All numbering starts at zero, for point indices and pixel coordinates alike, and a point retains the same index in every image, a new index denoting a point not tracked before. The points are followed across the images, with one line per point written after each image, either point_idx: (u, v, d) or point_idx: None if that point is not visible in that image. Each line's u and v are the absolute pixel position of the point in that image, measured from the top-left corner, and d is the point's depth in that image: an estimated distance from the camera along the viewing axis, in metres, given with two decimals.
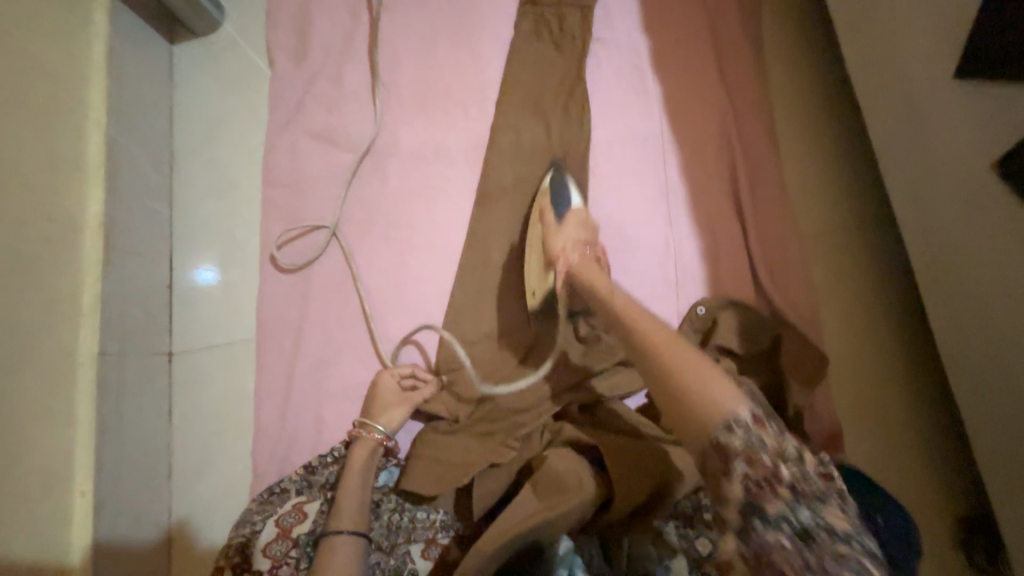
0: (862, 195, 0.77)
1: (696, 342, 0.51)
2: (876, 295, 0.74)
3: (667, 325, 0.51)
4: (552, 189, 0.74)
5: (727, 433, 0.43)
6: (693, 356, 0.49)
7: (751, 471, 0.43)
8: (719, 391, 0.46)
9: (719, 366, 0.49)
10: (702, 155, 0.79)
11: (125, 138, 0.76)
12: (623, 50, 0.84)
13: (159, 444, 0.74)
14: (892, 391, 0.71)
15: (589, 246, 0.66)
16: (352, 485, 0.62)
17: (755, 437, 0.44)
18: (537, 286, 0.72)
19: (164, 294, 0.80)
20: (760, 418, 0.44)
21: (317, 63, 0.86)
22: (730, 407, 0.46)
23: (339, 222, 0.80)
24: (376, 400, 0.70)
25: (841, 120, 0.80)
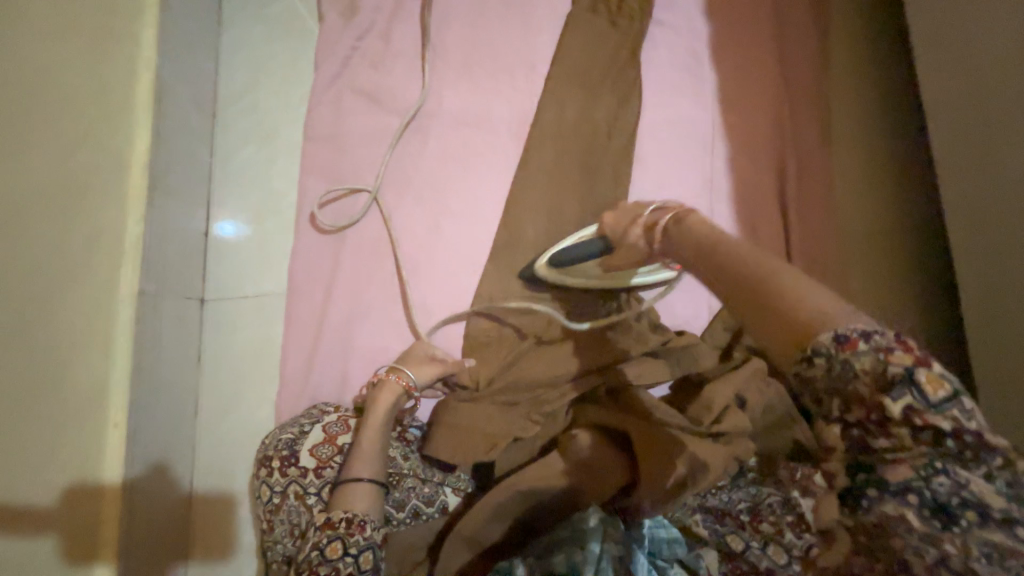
0: (912, 218, 0.75)
1: (871, 377, 0.35)
2: (909, 322, 0.73)
3: (814, 355, 0.36)
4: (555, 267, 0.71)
5: (804, 364, 0.36)
6: (858, 404, 0.36)
7: (848, 415, 0.37)
8: (903, 457, 0.35)
9: (911, 408, 0.34)
10: (752, 150, 0.78)
11: (172, 78, 0.75)
12: (681, 33, 0.82)
13: (188, 383, 0.76)
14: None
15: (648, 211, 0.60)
16: (373, 425, 0.64)
17: (844, 366, 0.35)
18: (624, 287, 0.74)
19: (200, 238, 0.81)
20: (865, 361, 0.35)
21: (367, 19, 0.85)
22: (914, 488, 0.36)
23: (379, 185, 0.80)
24: (409, 355, 0.72)
25: (900, 136, 0.76)
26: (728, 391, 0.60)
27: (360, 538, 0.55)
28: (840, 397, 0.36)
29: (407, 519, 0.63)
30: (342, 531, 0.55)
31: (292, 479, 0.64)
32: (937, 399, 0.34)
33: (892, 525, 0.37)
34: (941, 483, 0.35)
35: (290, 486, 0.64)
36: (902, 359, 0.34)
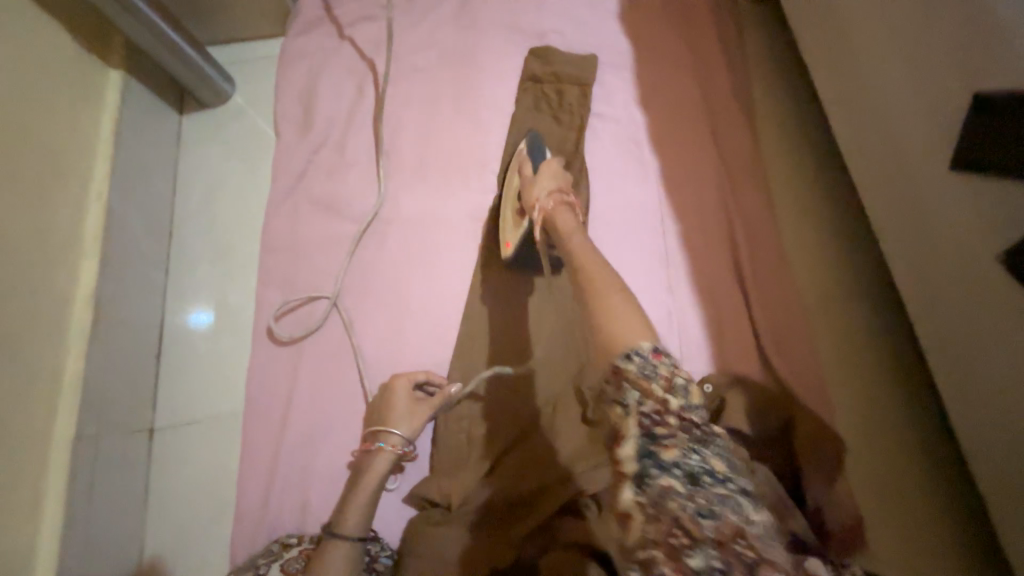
0: (871, 282, 0.76)
1: (664, 376, 0.44)
2: (888, 384, 0.71)
3: (632, 353, 0.44)
4: (527, 148, 0.78)
5: (625, 361, 0.44)
6: (653, 394, 0.43)
7: (643, 405, 0.43)
8: (673, 442, 0.43)
9: (680, 405, 0.44)
10: (701, 226, 0.80)
11: (125, 207, 0.76)
12: (620, 122, 0.87)
13: (130, 527, 0.69)
14: (921, 494, 0.66)
15: (562, 191, 0.66)
16: (360, 495, 0.59)
17: (650, 368, 0.44)
18: (511, 236, 0.74)
19: (151, 362, 0.77)
20: (659, 366, 0.44)
21: (322, 132, 0.88)
22: (678, 466, 0.42)
23: (339, 291, 0.79)
24: (391, 407, 0.66)
25: (841, 208, 0.80)
26: None
27: None
28: (635, 386, 0.44)
29: None
30: None
31: None
32: (693, 402, 0.45)
33: (670, 497, 0.41)
34: (693, 457, 0.43)
35: None
36: (683, 374, 0.45)
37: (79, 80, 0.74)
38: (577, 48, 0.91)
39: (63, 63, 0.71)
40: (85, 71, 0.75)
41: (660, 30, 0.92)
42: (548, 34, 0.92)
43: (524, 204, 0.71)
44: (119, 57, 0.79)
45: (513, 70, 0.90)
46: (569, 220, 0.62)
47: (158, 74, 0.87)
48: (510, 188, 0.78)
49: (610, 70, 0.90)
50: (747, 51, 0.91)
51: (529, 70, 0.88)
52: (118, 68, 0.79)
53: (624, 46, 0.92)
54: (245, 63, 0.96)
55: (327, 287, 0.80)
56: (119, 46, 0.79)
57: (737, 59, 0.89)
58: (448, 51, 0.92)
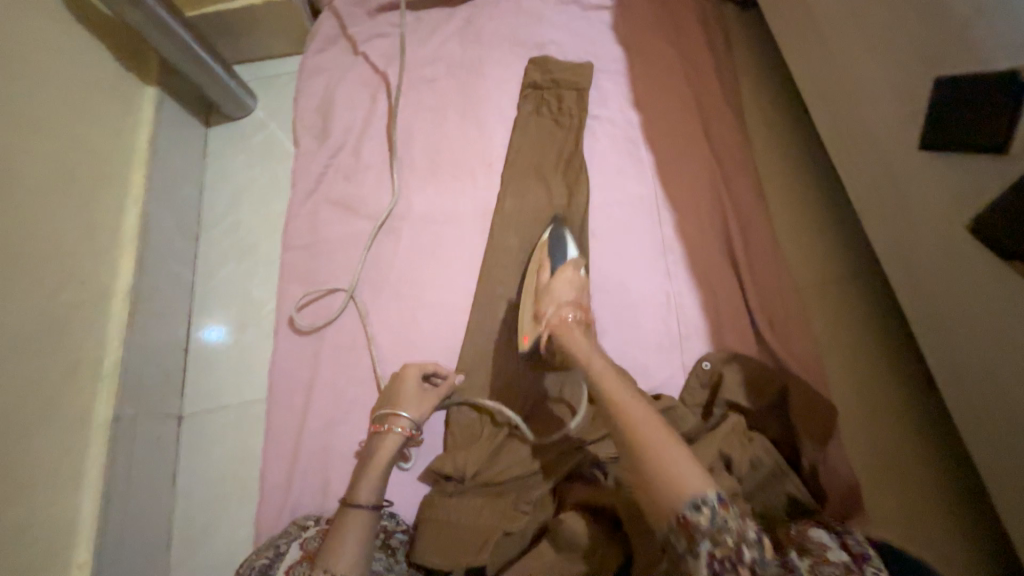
0: (858, 266, 0.80)
1: (734, 529, 0.44)
2: (877, 361, 0.74)
3: (703, 502, 0.44)
4: (550, 242, 0.78)
5: (694, 510, 0.44)
6: (724, 545, 0.43)
7: (715, 549, 0.43)
8: (732, 525, 0.44)
9: (753, 556, 0.43)
10: (695, 217, 0.85)
11: (159, 209, 0.82)
12: (615, 123, 0.93)
13: (160, 509, 0.72)
14: (913, 463, 0.69)
15: (575, 307, 0.66)
16: (372, 469, 0.63)
17: (722, 517, 0.44)
18: (529, 331, 0.71)
19: (181, 354, 0.82)
20: (721, 518, 0.44)
21: (338, 139, 0.95)
22: (739, 549, 0.43)
23: (356, 285, 0.84)
24: (401, 392, 0.71)
25: (826, 197, 0.85)
26: (709, 456, 0.61)
27: None
28: (706, 537, 0.44)
29: None
30: None
31: None
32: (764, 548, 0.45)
33: None
34: None
35: None
36: (753, 526, 0.45)
37: (121, 95, 0.81)
38: (574, 57, 0.98)
39: (108, 79, 0.79)
40: (126, 87, 0.82)
41: (651, 40, 0.99)
42: (546, 45, 0.99)
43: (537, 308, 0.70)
44: (154, 75, 0.87)
45: (515, 78, 0.97)
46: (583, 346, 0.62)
47: (188, 90, 0.94)
48: (528, 277, 0.77)
49: (605, 76, 0.97)
50: (733, 56, 0.97)
51: (530, 77, 0.95)
52: (153, 84, 0.86)
53: (617, 55, 0.98)
54: (267, 80, 1.03)
55: (345, 281, 0.85)
56: (156, 65, 0.87)
57: (723, 64, 0.96)
58: (454, 64, 0.99)
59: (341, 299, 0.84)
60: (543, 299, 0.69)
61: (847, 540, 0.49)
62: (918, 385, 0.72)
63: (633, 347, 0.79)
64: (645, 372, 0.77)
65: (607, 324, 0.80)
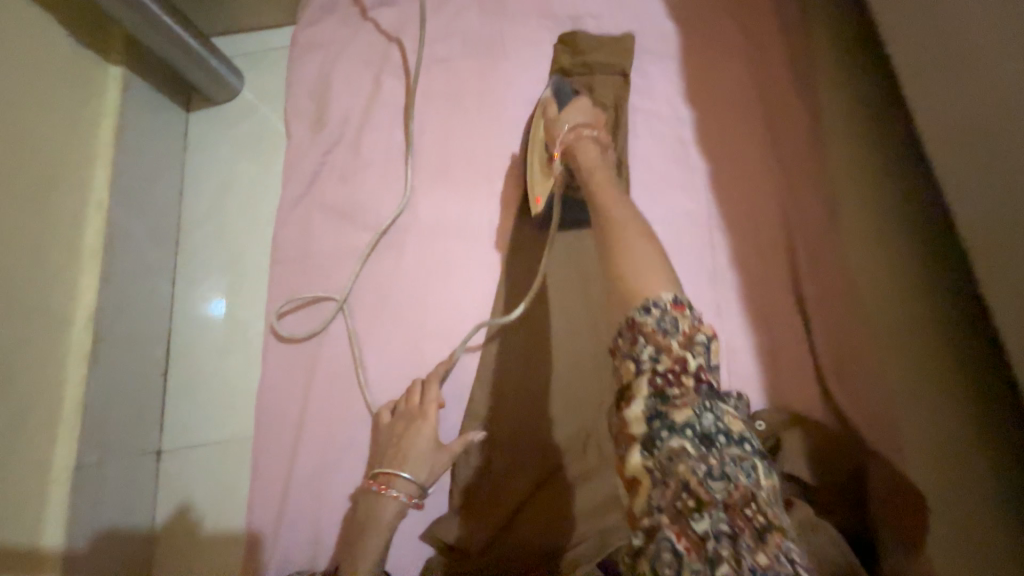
0: (953, 312, 0.66)
1: (682, 331, 0.40)
2: (969, 430, 0.62)
3: (651, 304, 0.41)
4: (553, 94, 0.73)
5: (644, 313, 0.40)
6: (667, 350, 0.39)
7: (657, 377, 0.39)
8: (684, 400, 0.38)
9: (708, 409, 0.37)
10: (755, 240, 0.71)
11: (127, 214, 0.71)
12: (662, 119, 0.78)
13: (136, 555, 0.66)
14: (1011, 558, 0.57)
15: (586, 126, 0.64)
16: (369, 546, 0.55)
17: (671, 319, 0.40)
18: (544, 192, 0.68)
19: (158, 379, 0.73)
20: (710, 420, 0.37)
21: (335, 130, 0.82)
22: (691, 427, 0.37)
23: (348, 296, 0.73)
24: (410, 445, 0.60)
25: (920, 225, 0.70)
26: None
27: None
28: (649, 341, 0.40)
29: None
30: None
31: None
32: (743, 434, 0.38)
33: (680, 462, 0.36)
34: (709, 416, 0.37)
35: None
36: (704, 330, 0.41)
37: (77, 79, 0.68)
38: (615, 33, 0.81)
39: (59, 59, 0.66)
40: (84, 68, 0.69)
41: (710, 13, 0.81)
42: (582, 19, 0.82)
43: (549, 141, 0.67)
44: (118, 52, 0.73)
45: (543, 60, 0.81)
46: (590, 155, 0.60)
47: (162, 69, 0.81)
48: (535, 132, 0.72)
49: (652, 59, 0.80)
50: (810, 32, 0.79)
51: (560, 59, 0.79)
52: (118, 63, 0.73)
53: (668, 31, 0.82)
54: (254, 55, 0.89)
55: (338, 289, 0.75)
56: (120, 41, 0.74)
57: (799, 46, 0.79)
58: (471, 40, 0.84)
59: (332, 307, 0.74)
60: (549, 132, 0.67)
61: None
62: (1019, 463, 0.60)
63: None
64: None
65: None
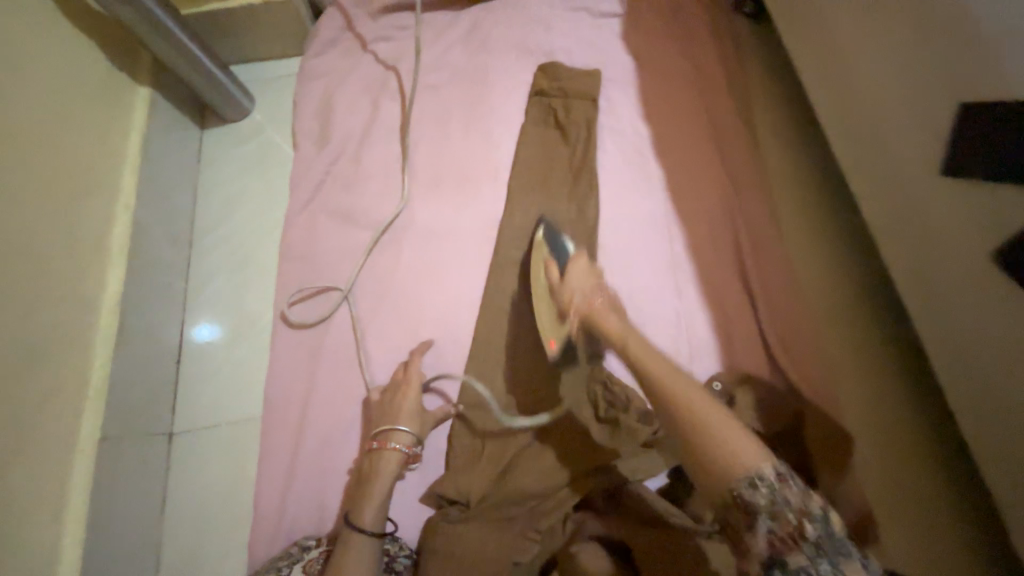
0: (870, 284, 0.79)
1: (796, 506, 0.44)
2: (886, 378, 0.74)
3: (758, 479, 0.44)
4: (546, 241, 0.78)
5: (751, 489, 0.44)
6: (783, 520, 0.44)
7: (772, 525, 0.44)
8: (797, 525, 0.44)
9: (801, 513, 0.44)
10: (707, 233, 0.83)
11: (149, 216, 0.79)
12: (625, 134, 0.91)
13: (147, 532, 0.69)
14: (922, 479, 0.69)
15: (598, 294, 0.66)
16: (374, 494, 0.61)
17: (780, 494, 0.44)
18: (555, 334, 0.70)
19: (171, 367, 0.78)
20: (796, 499, 0.44)
21: (339, 145, 0.92)
22: (785, 508, 0.44)
23: (351, 287, 0.82)
24: (399, 406, 0.68)
25: (846, 225, 0.83)
26: None
27: None
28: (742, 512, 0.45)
29: None
30: None
31: None
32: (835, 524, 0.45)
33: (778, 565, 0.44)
34: (812, 527, 0.44)
35: None
36: (816, 501, 0.45)
37: (110, 97, 0.77)
38: (583, 65, 0.96)
39: (95, 80, 0.75)
40: (116, 88, 0.78)
41: (661, 49, 0.97)
42: (555, 53, 0.97)
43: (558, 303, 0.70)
44: (146, 75, 0.83)
45: (522, 86, 0.95)
46: (616, 323, 0.62)
47: (182, 91, 0.91)
48: (538, 282, 0.75)
49: (615, 86, 0.95)
50: (743, 67, 0.96)
51: (537, 85, 0.93)
52: (145, 85, 0.83)
53: (627, 63, 0.97)
54: (265, 81, 1.00)
55: (341, 280, 0.83)
56: (148, 66, 0.83)
57: (735, 75, 0.94)
58: (460, 69, 0.97)
59: (336, 297, 0.82)
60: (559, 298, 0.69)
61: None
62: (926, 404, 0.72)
63: None
64: None
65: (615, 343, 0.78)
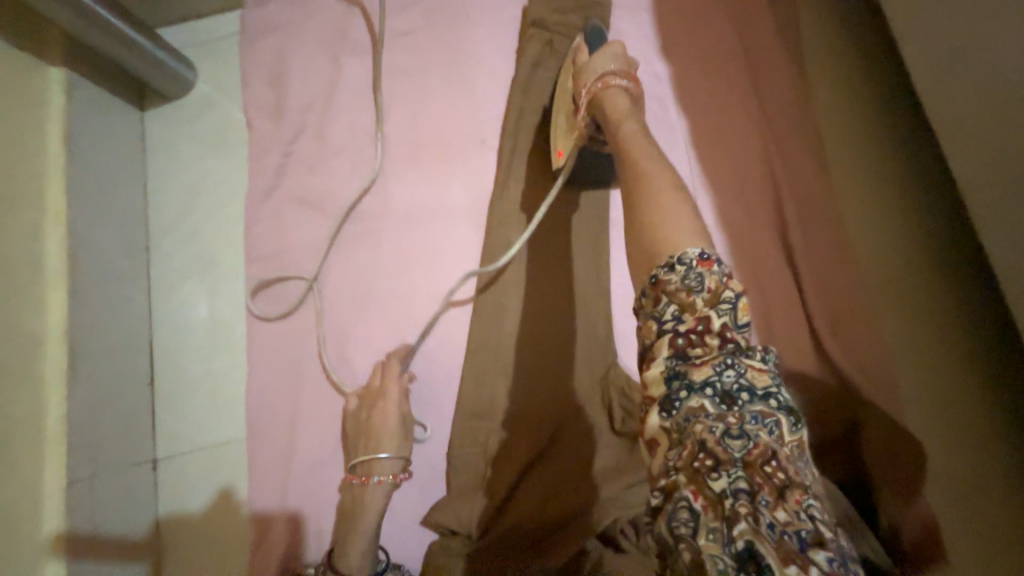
0: (957, 267, 0.64)
1: (708, 288, 0.38)
2: (967, 382, 0.61)
3: (675, 261, 0.39)
4: (587, 37, 0.68)
5: (667, 269, 0.39)
6: (689, 308, 0.38)
7: (681, 326, 0.37)
8: (706, 358, 0.36)
9: (729, 363, 0.36)
10: (742, 197, 0.69)
11: (88, 224, 0.68)
12: (639, 77, 0.74)
13: (139, 560, 0.66)
14: (1007, 503, 0.57)
15: (620, 75, 0.58)
16: (360, 530, 0.55)
17: (697, 275, 0.38)
18: (565, 144, 0.65)
19: (144, 388, 0.72)
20: (731, 376, 0.35)
21: (299, 118, 0.78)
22: (710, 385, 0.35)
23: (317, 275, 0.72)
24: (381, 425, 0.61)
25: (919, 178, 0.67)
26: None
27: None
28: (673, 299, 0.38)
29: None
30: None
31: None
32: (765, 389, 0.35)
33: (698, 418, 0.34)
34: (731, 373, 0.35)
35: None
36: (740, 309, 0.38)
37: (19, 83, 0.64)
38: None
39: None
40: (23, 71, 0.65)
41: None
42: None
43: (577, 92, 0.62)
44: (58, 51, 0.69)
45: (511, 24, 0.77)
46: (621, 99, 0.56)
47: (109, 65, 0.76)
48: (563, 86, 0.67)
49: (626, 13, 0.76)
50: None
51: (530, 20, 0.75)
52: (60, 65, 0.69)
53: None
54: (206, 44, 0.84)
55: (306, 269, 0.74)
56: (59, 39, 0.69)
57: None
58: (433, 8, 0.79)
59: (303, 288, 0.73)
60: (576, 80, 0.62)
61: None
62: (1019, 414, 0.60)
63: None
64: None
65: (632, 340, 0.67)
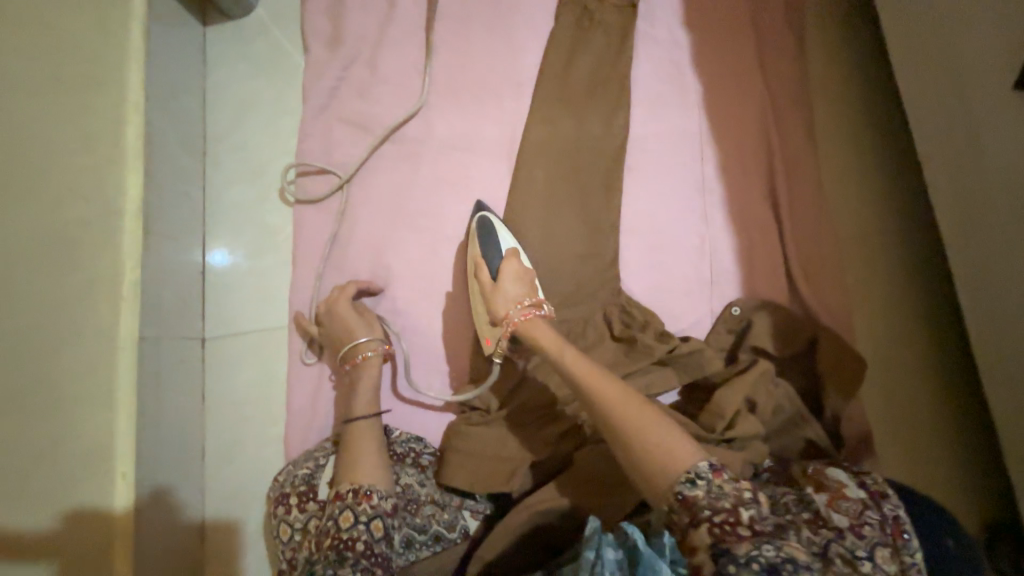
0: (915, 225, 0.77)
1: (731, 493, 0.47)
2: (911, 319, 0.74)
3: (695, 476, 0.48)
4: (477, 233, 0.73)
5: (690, 487, 0.47)
6: (722, 506, 0.46)
7: (715, 518, 0.45)
8: (742, 542, 0.44)
9: (752, 516, 0.46)
10: (741, 156, 0.79)
11: (161, 122, 0.75)
12: (662, 42, 0.84)
13: (192, 422, 0.76)
14: (930, 418, 0.72)
15: (529, 304, 0.65)
16: (365, 396, 0.67)
17: (716, 487, 0.47)
18: (489, 335, 0.69)
19: (197, 278, 0.80)
20: (771, 552, 0.44)
21: (353, 47, 0.85)
22: (754, 560, 0.43)
23: (349, 176, 0.82)
24: (346, 326, 0.72)
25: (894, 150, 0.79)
26: (739, 395, 0.61)
27: (367, 507, 0.56)
28: (705, 511, 0.46)
29: (429, 543, 0.61)
30: (350, 502, 0.57)
31: (312, 513, 0.61)
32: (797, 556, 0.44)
33: None
34: (767, 547, 0.44)
35: (312, 519, 0.61)
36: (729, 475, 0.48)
37: None
38: None
39: None
40: None
41: None
42: None
43: (490, 314, 0.67)
44: None
45: None
46: (547, 333, 0.63)
47: None
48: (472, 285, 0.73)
49: None
50: None
51: None
52: None
53: None
54: None
55: (340, 167, 0.82)
56: None
57: None
58: None
59: (336, 185, 0.82)
60: (490, 304, 0.67)
61: (864, 477, 0.50)
62: (952, 346, 0.73)
63: (661, 292, 0.76)
64: (673, 316, 0.75)
65: (636, 264, 0.77)
